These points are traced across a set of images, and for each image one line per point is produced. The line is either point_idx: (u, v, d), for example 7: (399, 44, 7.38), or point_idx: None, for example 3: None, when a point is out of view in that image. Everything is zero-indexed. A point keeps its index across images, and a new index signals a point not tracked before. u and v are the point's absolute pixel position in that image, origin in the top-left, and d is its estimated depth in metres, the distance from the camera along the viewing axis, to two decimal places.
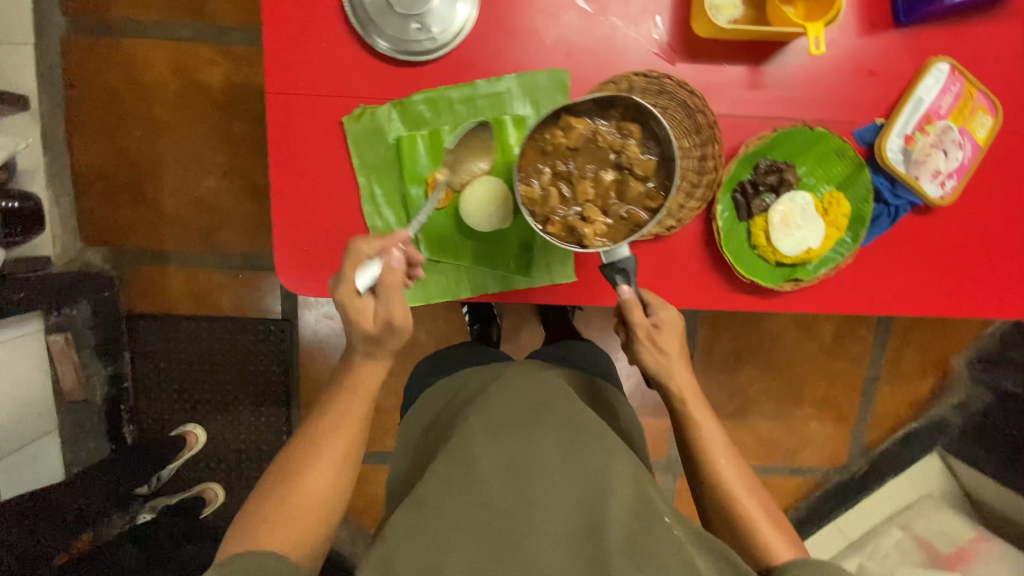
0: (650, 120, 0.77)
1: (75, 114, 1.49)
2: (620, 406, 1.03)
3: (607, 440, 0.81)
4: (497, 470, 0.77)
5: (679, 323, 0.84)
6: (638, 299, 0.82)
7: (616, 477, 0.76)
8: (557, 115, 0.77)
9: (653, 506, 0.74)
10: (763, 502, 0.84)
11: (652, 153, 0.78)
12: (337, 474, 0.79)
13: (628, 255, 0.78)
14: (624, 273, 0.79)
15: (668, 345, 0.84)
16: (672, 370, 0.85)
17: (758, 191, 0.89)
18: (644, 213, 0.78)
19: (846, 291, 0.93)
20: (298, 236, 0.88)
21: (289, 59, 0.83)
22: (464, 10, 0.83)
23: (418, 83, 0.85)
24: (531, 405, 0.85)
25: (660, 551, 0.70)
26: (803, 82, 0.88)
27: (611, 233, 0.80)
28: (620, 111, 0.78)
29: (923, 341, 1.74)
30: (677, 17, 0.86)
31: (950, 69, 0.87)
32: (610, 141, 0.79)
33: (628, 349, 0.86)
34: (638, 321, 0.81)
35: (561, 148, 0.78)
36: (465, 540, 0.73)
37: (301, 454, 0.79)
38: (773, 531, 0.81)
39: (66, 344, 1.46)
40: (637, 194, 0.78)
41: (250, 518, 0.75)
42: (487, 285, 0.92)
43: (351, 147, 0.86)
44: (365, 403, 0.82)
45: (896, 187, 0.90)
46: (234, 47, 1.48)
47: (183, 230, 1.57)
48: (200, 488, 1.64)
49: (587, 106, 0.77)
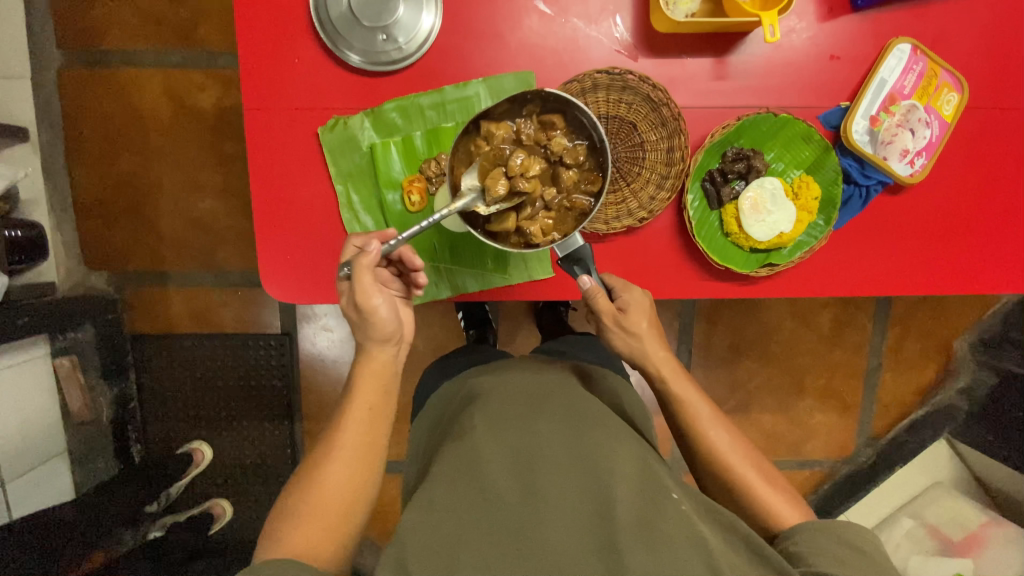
0: (570, 108, 0.77)
1: (74, 142, 1.55)
2: (622, 388, 1.03)
3: (611, 426, 0.82)
4: (501, 460, 0.78)
5: (646, 303, 0.87)
6: (601, 286, 0.86)
7: (622, 459, 0.77)
8: (477, 123, 0.77)
9: (660, 485, 0.76)
10: (759, 465, 0.84)
11: (581, 140, 0.79)
12: (359, 475, 0.77)
13: (582, 245, 0.85)
14: (581, 263, 0.85)
15: (637, 326, 0.86)
16: (645, 348, 0.87)
17: (727, 179, 0.91)
18: (586, 199, 0.80)
19: (827, 273, 0.94)
20: (283, 246, 0.90)
21: (263, 75, 0.86)
22: (429, 20, 0.86)
23: (389, 92, 0.88)
24: (532, 398, 0.86)
25: (671, 528, 0.70)
26: (766, 70, 0.90)
27: (559, 225, 0.82)
28: (537, 105, 0.78)
29: (922, 327, 1.73)
30: (637, 15, 0.88)
31: (911, 49, 0.88)
32: (534, 136, 0.79)
33: (602, 337, 0.90)
34: (603, 307, 0.84)
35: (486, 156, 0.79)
36: (477, 532, 0.72)
37: (321, 455, 0.78)
38: (775, 494, 0.82)
39: (72, 367, 1.50)
40: (575, 182, 0.80)
41: (279, 518, 0.74)
42: (466, 284, 0.96)
43: (327, 156, 0.88)
44: (378, 404, 0.81)
45: (866, 168, 0.90)
46: (222, 71, 1.53)
47: (181, 251, 1.61)
48: (207, 504, 1.67)
49: (502, 108, 0.77)
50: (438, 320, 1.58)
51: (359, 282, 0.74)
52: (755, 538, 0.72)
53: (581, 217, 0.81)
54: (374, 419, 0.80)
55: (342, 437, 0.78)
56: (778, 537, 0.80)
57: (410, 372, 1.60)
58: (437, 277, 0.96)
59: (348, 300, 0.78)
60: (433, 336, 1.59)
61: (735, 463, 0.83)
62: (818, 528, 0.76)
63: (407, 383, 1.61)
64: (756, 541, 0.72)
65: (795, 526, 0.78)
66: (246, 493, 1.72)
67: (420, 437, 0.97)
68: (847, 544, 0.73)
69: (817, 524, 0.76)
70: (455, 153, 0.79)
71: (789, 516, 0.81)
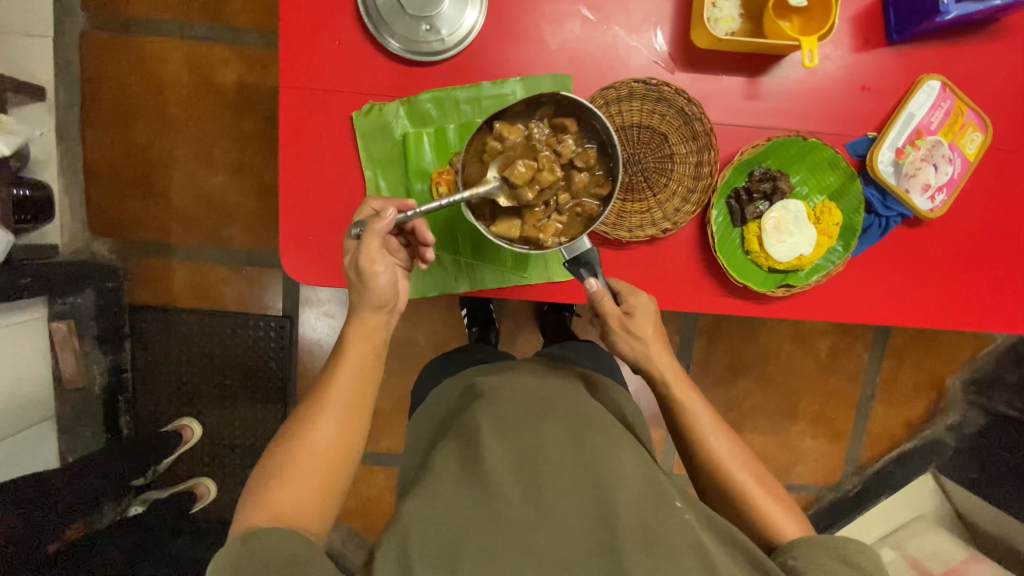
0: (584, 113, 0.78)
1: (90, 105, 1.53)
2: (625, 400, 1.01)
3: (613, 432, 0.81)
4: (505, 461, 0.76)
5: (650, 309, 0.87)
6: (607, 290, 0.84)
7: (627, 469, 0.76)
8: (490, 123, 0.79)
9: (663, 491, 0.75)
10: (759, 474, 0.84)
11: (591, 144, 0.81)
12: (344, 440, 0.77)
13: (590, 248, 0.82)
14: (588, 266, 0.83)
15: (643, 331, 0.85)
16: (649, 354, 0.87)
17: (752, 198, 0.92)
18: (594, 202, 0.82)
19: (839, 301, 0.96)
20: (303, 227, 0.90)
21: (303, 54, 0.86)
22: (473, 16, 0.86)
23: (426, 83, 0.88)
24: (538, 400, 0.85)
25: (672, 536, 0.69)
26: (798, 95, 0.91)
27: (567, 229, 0.83)
28: (551, 108, 0.79)
29: (917, 361, 1.75)
30: (677, 28, 0.89)
31: (941, 86, 0.90)
32: (546, 140, 0.81)
33: (607, 342, 0.88)
34: (609, 311, 0.83)
35: (497, 156, 0.80)
36: (480, 527, 0.70)
37: (303, 420, 0.77)
38: (778, 509, 0.81)
39: (68, 332, 1.47)
40: (585, 185, 0.82)
41: (264, 471, 0.74)
42: (484, 281, 0.95)
43: (359, 140, 0.88)
44: (366, 387, 0.80)
45: (887, 199, 0.92)
46: (249, 49, 1.52)
47: (190, 225, 1.59)
48: (190, 484, 1.65)
49: (518, 109, 0.79)
50: (440, 315, 1.58)
51: (366, 245, 0.75)
52: (758, 555, 0.70)
53: (589, 221, 0.82)
54: (361, 384, 0.79)
55: (324, 406, 0.77)
56: (775, 550, 0.79)
57: (408, 364, 1.60)
58: (456, 271, 0.95)
59: (351, 261, 0.78)
60: (434, 330, 1.59)
61: (740, 475, 0.83)
62: (817, 544, 0.74)
63: (403, 376, 1.60)
64: (761, 558, 0.70)
65: (796, 539, 0.77)
66: (229, 474, 1.70)
67: (421, 430, 0.96)
68: (844, 561, 0.72)
69: (816, 538, 0.75)
70: (471, 146, 0.80)
71: (787, 526, 0.80)
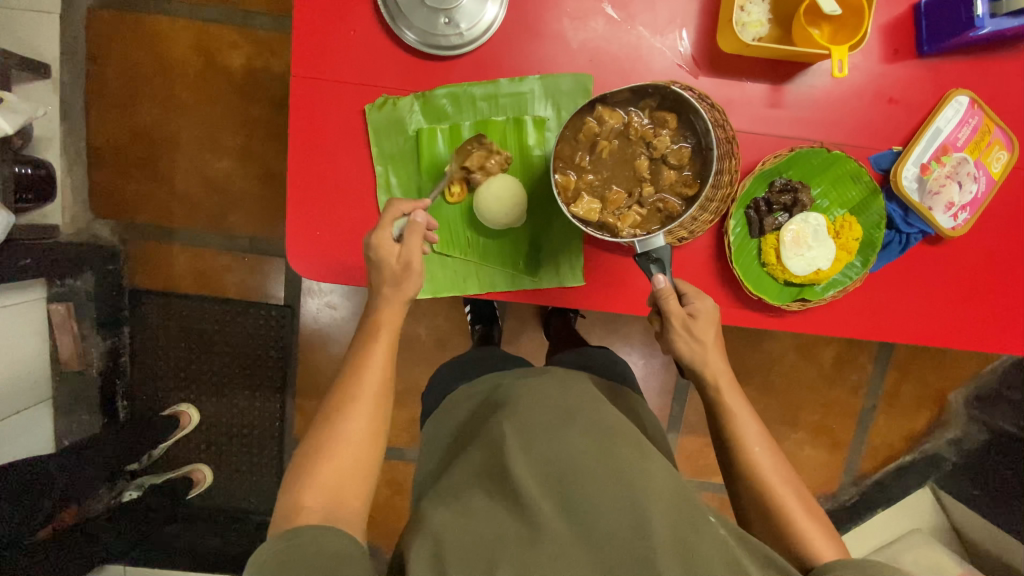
0: (686, 109, 0.76)
1: (94, 85, 1.50)
2: (643, 410, 1.00)
3: (640, 442, 0.78)
4: (531, 471, 0.74)
5: (715, 315, 0.82)
6: (673, 289, 0.79)
7: (656, 479, 0.73)
8: (592, 105, 0.77)
9: (695, 506, 0.72)
10: (798, 489, 0.79)
11: (687, 143, 0.78)
12: (375, 431, 0.77)
13: (663, 245, 0.76)
14: (659, 262, 0.77)
15: (705, 335, 0.81)
16: (706, 359, 0.83)
17: (772, 209, 0.90)
18: (678, 202, 0.80)
19: (860, 320, 0.93)
20: (311, 222, 0.87)
21: (317, 43, 0.83)
22: (494, 9, 0.83)
23: (443, 78, 0.86)
24: (563, 408, 0.82)
25: (707, 548, 0.67)
26: (823, 104, 0.89)
27: (645, 223, 0.82)
28: (655, 100, 0.77)
29: (922, 374, 1.74)
30: (702, 30, 0.87)
31: (969, 102, 0.88)
32: (643, 131, 0.79)
33: (662, 340, 0.84)
34: (674, 310, 0.79)
35: (592, 138, 0.79)
36: (512, 539, 0.69)
37: (333, 413, 0.76)
38: (816, 530, 0.76)
39: (67, 313, 1.47)
40: (672, 183, 0.80)
41: (295, 478, 0.72)
42: (495, 282, 0.91)
43: (371, 135, 0.86)
44: (386, 380, 0.80)
45: (909, 216, 0.90)
46: (258, 32, 1.49)
47: (193, 209, 1.57)
48: (189, 469, 1.64)
49: (623, 96, 0.77)
50: (443, 311, 1.56)
51: (410, 241, 0.79)
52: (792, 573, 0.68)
53: (668, 219, 0.80)
54: (385, 372, 0.79)
55: (353, 397, 0.76)
56: (811, 569, 0.73)
57: (409, 358, 1.58)
58: (466, 270, 0.92)
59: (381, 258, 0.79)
60: (437, 326, 1.57)
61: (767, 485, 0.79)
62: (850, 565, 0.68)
63: (405, 370, 1.59)
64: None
65: (832, 562, 0.71)
66: (228, 461, 1.68)
67: (439, 432, 0.95)
68: None
69: (852, 561, 0.69)
70: (568, 127, 0.77)
71: (822, 546, 0.75)
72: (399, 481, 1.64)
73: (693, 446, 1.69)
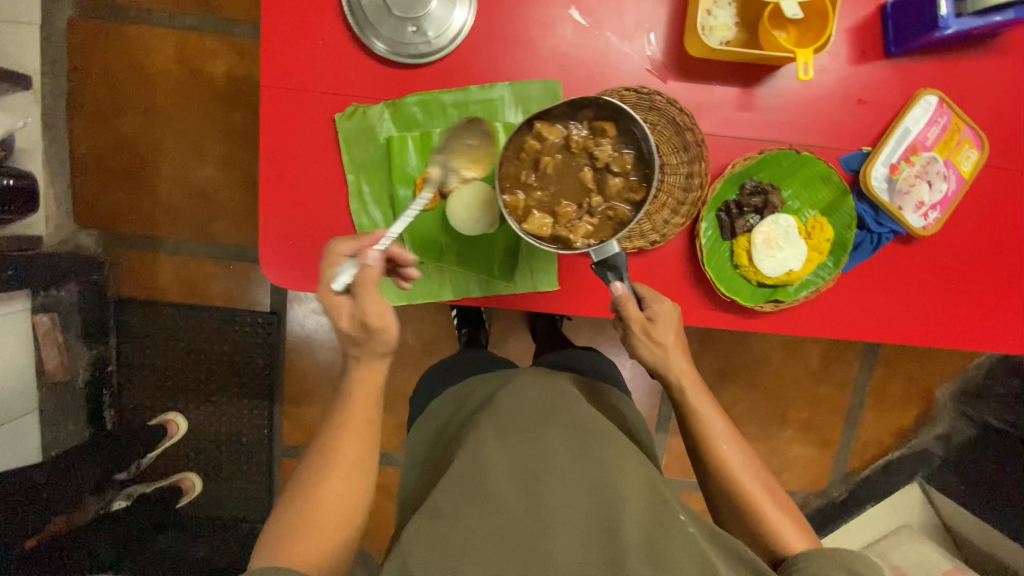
0: (622, 117, 0.77)
1: (76, 96, 1.50)
2: (626, 408, 1.00)
3: (617, 444, 0.78)
4: (504, 474, 0.74)
5: (675, 317, 0.82)
6: (632, 294, 0.79)
7: (627, 479, 0.73)
8: (530, 122, 0.78)
9: (665, 505, 0.72)
10: (767, 484, 0.80)
11: (629, 150, 0.79)
12: (357, 484, 0.76)
13: (618, 251, 0.75)
14: (614, 269, 0.77)
15: (664, 337, 0.81)
16: (667, 359, 0.83)
17: (743, 211, 0.90)
18: (628, 208, 0.79)
19: (834, 318, 0.94)
20: (285, 231, 0.88)
21: (286, 54, 0.83)
22: (461, 16, 0.84)
23: (413, 86, 0.86)
24: (541, 410, 0.82)
25: (678, 547, 0.67)
26: (793, 106, 0.90)
27: (598, 232, 0.81)
28: (591, 111, 0.78)
29: (908, 371, 1.74)
30: (670, 35, 0.87)
31: (937, 101, 0.89)
32: (583, 143, 0.80)
33: (625, 345, 0.84)
34: (632, 315, 0.79)
35: (533, 156, 0.80)
36: (481, 539, 0.68)
37: (314, 465, 0.76)
38: (787, 522, 0.77)
39: (51, 325, 1.48)
40: (618, 190, 0.79)
41: (275, 529, 0.73)
42: (469, 287, 0.92)
43: (342, 144, 0.86)
44: (372, 407, 0.79)
45: (880, 216, 0.91)
46: (240, 40, 1.50)
47: (177, 217, 1.57)
48: (177, 478, 1.63)
49: (559, 110, 0.78)
50: (429, 316, 1.57)
51: (365, 298, 0.72)
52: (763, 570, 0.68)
53: (620, 226, 0.79)
54: (371, 421, 0.78)
55: (342, 428, 0.77)
56: (783, 561, 0.75)
57: (396, 363, 1.58)
58: (441, 277, 0.92)
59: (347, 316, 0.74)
60: (423, 330, 1.57)
61: (741, 484, 0.79)
62: (822, 555, 0.70)
63: (392, 375, 1.59)
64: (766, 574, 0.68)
65: (801, 552, 0.73)
66: (217, 469, 1.67)
67: (420, 437, 0.95)
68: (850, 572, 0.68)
69: (821, 549, 0.71)
70: (508, 144, 0.78)
71: (794, 537, 0.76)
72: (388, 486, 1.64)
73: (681, 446, 1.69)
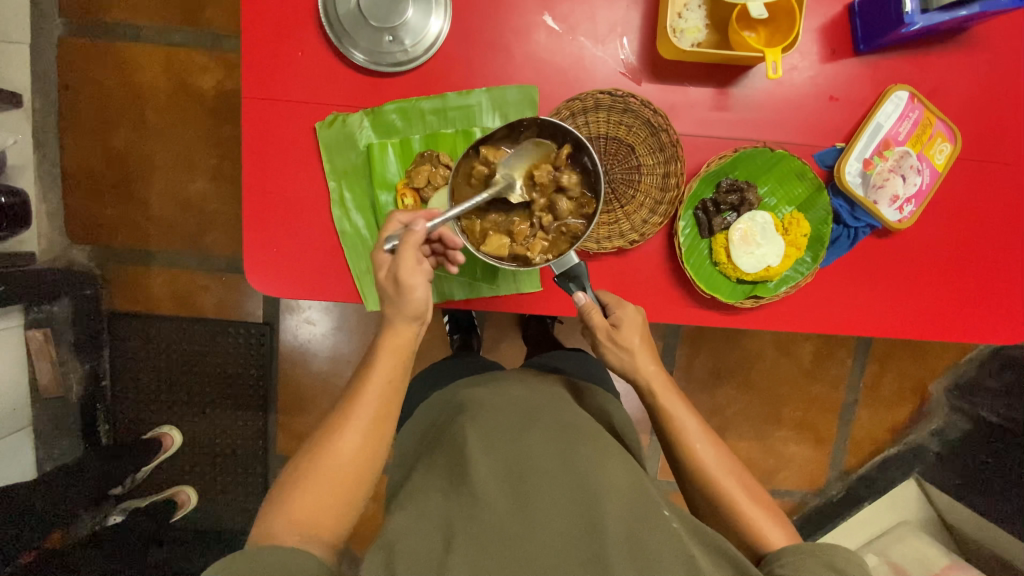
0: (565, 135, 0.80)
1: (67, 113, 1.52)
2: (613, 407, 1.00)
3: (600, 442, 0.79)
4: (488, 472, 0.75)
5: (640, 320, 0.84)
6: (596, 304, 0.83)
7: (612, 477, 0.74)
8: (475, 148, 0.81)
9: (650, 500, 0.73)
10: (746, 481, 0.80)
11: (574, 167, 0.82)
12: (369, 450, 0.77)
13: (577, 262, 0.81)
14: (577, 279, 0.82)
15: (630, 342, 0.83)
16: (636, 364, 0.84)
17: (720, 209, 0.92)
18: (580, 222, 0.83)
19: (815, 313, 0.95)
20: (268, 238, 0.89)
21: (266, 65, 0.85)
22: (437, 24, 0.86)
23: (392, 94, 0.88)
24: (524, 412, 0.83)
25: (660, 544, 0.67)
26: (766, 105, 0.91)
27: (554, 247, 0.84)
28: (534, 131, 0.81)
29: (900, 367, 1.75)
30: (643, 38, 0.89)
31: (908, 97, 0.90)
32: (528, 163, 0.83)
33: (597, 352, 0.87)
34: (597, 323, 0.82)
35: (483, 179, 0.82)
36: (466, 537, 0.68)
37: (329, 428, 0.77)
38: (768, 519, 0.77)
39: (44, 340, 1.48)
40: (568, 207, 0.83)
41: (283, 486, 0.74)
42: (452, 291, 0.93)
43: (323, 152, 0.87)
44: (397, 374, 0.80)
45: (856, 210, 0.92)
46: (228, 54, 1.52)
47: (169, 230, 1.58)
48: (172, 491, 1.62)
49: (501, 134, 0.81)
50: None
51: (404, 258, 0.75)
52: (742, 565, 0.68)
53: (573, 240, 0.83)
54: (393, 386, 0.79)
55: (361, 397, 0.78)
56: (764, 557, 0.75)
57: None
58: None
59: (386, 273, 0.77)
60: None
61: (721, 481, 0.80)
62: (803, 550, 0.71)
63: None
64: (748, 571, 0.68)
65: (783, 547, 0.73)
66: (212, 482, 1.67)
67: (408, 441, 0.95)
68: (831, 566, 0.69)
69: (802, 544, 0.72)
70: (456, 170, 0.82)
71: (775, 533, 0.76)
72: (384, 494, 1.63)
73: None
